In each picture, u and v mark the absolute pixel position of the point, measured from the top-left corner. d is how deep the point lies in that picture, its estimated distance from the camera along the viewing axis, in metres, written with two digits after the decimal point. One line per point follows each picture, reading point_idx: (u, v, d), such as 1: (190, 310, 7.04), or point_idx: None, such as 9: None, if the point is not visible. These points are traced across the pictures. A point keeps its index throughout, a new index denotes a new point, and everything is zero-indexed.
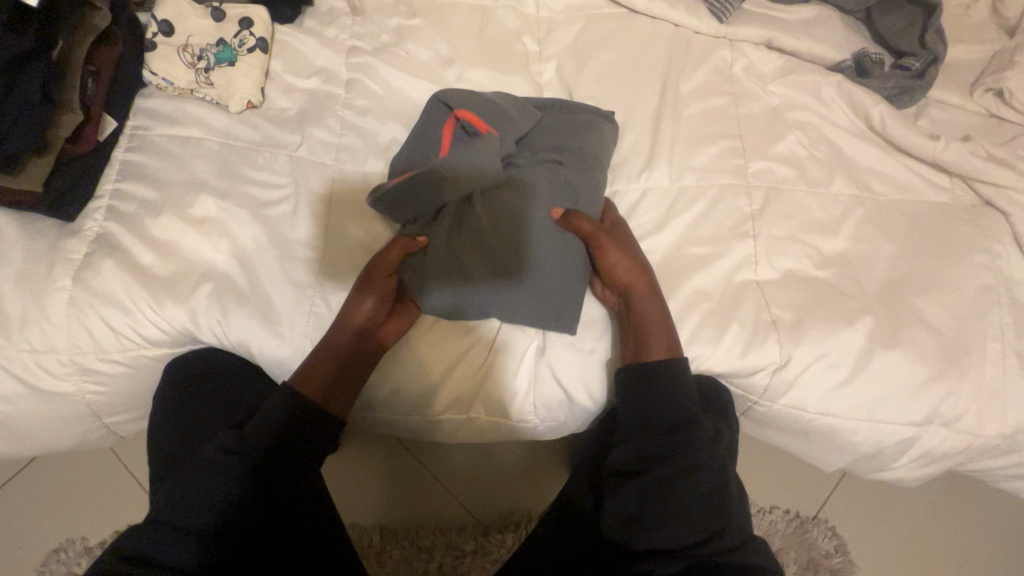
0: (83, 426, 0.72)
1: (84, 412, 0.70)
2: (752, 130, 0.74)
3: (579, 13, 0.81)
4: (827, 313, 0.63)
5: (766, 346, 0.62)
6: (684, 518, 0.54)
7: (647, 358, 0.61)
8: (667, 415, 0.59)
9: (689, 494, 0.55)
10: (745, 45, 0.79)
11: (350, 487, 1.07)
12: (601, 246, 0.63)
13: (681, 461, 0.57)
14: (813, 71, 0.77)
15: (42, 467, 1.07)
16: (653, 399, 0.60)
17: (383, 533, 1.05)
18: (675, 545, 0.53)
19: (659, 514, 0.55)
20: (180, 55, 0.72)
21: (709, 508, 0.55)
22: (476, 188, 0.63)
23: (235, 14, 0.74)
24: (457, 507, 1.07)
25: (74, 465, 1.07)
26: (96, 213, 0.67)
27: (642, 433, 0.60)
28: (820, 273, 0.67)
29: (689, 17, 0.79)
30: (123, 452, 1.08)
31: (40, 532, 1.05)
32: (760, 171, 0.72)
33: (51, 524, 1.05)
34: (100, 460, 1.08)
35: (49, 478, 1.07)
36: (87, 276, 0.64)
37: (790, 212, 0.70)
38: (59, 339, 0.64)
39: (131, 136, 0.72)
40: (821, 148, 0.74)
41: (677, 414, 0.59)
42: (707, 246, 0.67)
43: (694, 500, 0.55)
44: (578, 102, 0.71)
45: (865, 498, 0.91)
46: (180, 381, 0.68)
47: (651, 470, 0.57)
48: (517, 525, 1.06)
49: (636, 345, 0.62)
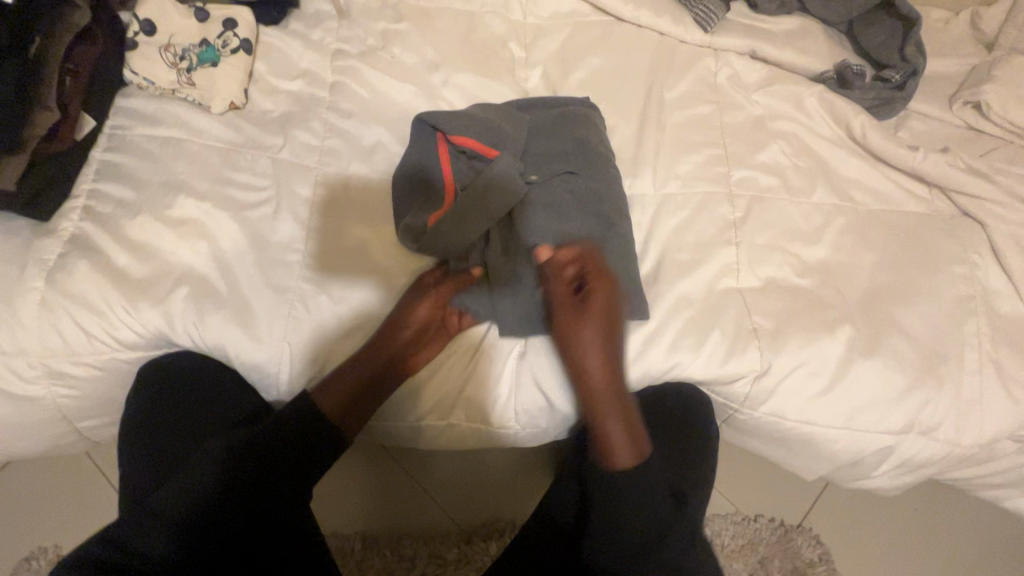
0: (55, 430, 0.71)
1: (56, 416, 0.68)
2: (736, 138, 0.75)
3: (565, 20, 0.82)
4: (808, 322, 0.63)
5: (747, 353, 0.61)
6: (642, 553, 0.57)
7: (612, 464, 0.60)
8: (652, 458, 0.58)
9: (646, 512, 0.58)
10: (730, 55, 0.79)
11: (333, 494, 1.05)
12: (569, 325, 0.59)
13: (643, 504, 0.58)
14: (796, 82, 0.78)
15: (16, 470, 1.05)
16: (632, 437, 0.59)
17: (365, 541, 1.04)
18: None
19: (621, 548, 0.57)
20: (162, 54, 0.71)
21: (661, 523, 0.58)
22: (498, 202, 0.61)
23: (219, 15, 0.73)
24: (442, 514, 1.06)
25: (49, 470, 1.05)
26: (71, 214, 0.66)
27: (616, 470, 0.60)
28: (802, 281, 0.68)
29: (675, 26, 0.80)
30: (98, 457, 1.06)
31: (12, 539, 1.02)
32: (743, 179, 0.73)
33: (23, 531, 1.03)
34: (74, 465, 1.05)
35: (23, 482, 1.04)
36: (60, 277, 0.63)
37: (772, 221, 0.70)
38: (30, 341, 0.62)
39: (110, 135, 0.71)
40: (803, 157, 0.75)
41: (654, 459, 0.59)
42: (690, 253, 0.67)
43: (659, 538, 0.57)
44: (558, 97, 0.71)
45: (849, 507, 0.91)
46: (154, 384, 0.66)
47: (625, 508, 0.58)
48: (502, 533, 1.05)
49: (606, 457, 0.61)
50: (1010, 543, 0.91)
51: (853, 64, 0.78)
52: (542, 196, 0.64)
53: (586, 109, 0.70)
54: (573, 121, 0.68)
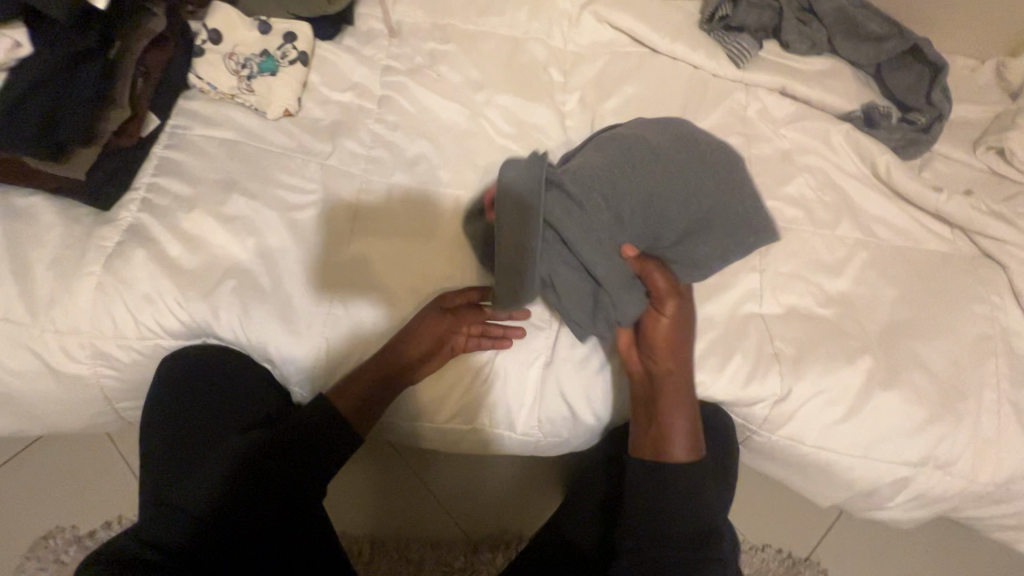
0: (95, 410, 0.74)
1: (98, 396, 0.72)
2: (763, 170, 0.78)
3: (604, 49, 0.86)
4: (829, 350, 0.65)
5: (768, 377, 0.63)
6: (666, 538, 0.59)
7: (671, 457, 0.62)
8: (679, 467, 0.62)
9: (680, 516, 0.60)
10: (761, 90, 0.82)
11: (343, 494, 1.07)
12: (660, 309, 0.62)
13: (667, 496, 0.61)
14: (824, 119, 0.80)
15: (38, 453, 1.07)
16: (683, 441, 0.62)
17: (371, 542, 1.05)
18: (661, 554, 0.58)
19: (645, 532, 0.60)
20: (226, 62, 0.76)
21: (691, 521, 0.60)
22: (531, 216, 0.55)
23: (280, 28, 0.78)
24: (448, 521, 1.07)
25: (71, 453, 1.08)
26: (130, 205, 0.70)
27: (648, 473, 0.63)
28: (823, 311, 0.69)
29: (709, 60, 0.83)
30: (120, 442, 1.09)
31: (31, 518, 1.05)
32: (769, 210, 0.75)
33: (43, 510, 1.05)
34: (97, 447, 1.08)
35: (45, 464, 1.07)
36: (117, 263, 0.67)
37: (796, 251, 0.72)
38: (84, 323, 0.66)
39: (171, 133, 0.75)
40: (829, 192, 0.77)
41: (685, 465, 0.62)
42: (716, 277, 0.69)
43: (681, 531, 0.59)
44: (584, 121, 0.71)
45: (861, 544, 0.91)
46: (210, 364, 0.69)
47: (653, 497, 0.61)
48: (508, 545, 1.06)
49: (661, 453, 0.62)
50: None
51: (880, 105, 0.81)
52: (589, 201, 0.58)
53: (609, 122, 0.70)
54: (599, 130, 0.67)
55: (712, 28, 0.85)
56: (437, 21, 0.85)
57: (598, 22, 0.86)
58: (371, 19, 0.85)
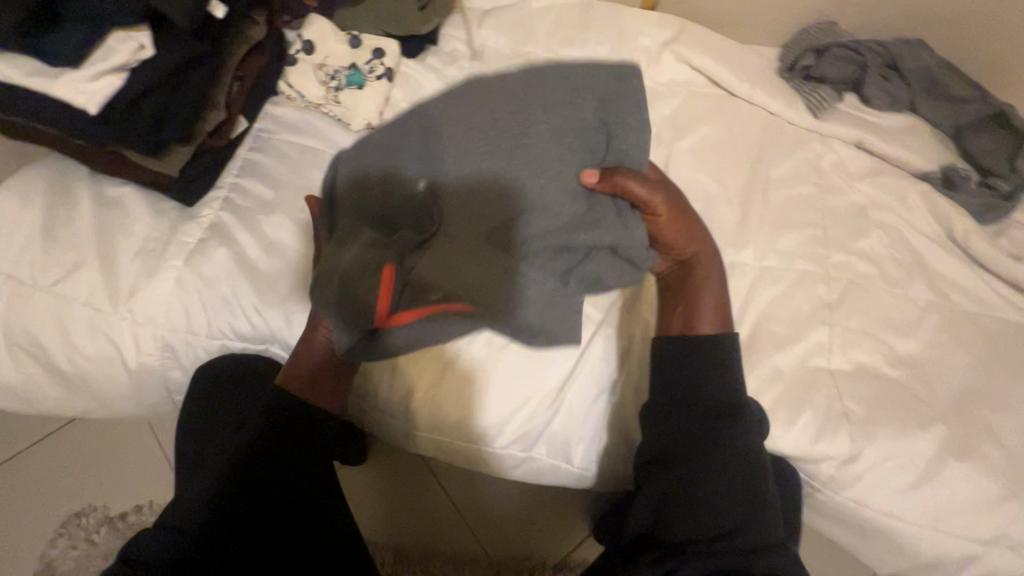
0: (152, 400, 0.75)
1: (161, 388, 0.73)
2: (836, 223, 0.77)
3: (681, 87, 0.86)
4: (900, 414, 0.63)
5: (837, 435, 0.62)
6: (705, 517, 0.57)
7: (695, 329, 0.66)
8: (712, 398, 0.62)
9: (720, 490, 0.58)
10: (836, 142, 0.82)
11: (366, 497, 1.08)
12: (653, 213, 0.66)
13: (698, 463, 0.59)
14: (900, 177, 0.80)
15: (74, 434, 1.09)
16: (699, 381, 0.63)
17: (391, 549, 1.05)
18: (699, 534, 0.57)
19: (692, 512, 0.58)
20: (316, 73, 0.78)
21: (737, 489, 0.58)
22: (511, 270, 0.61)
23: (369, 43, 0.80)
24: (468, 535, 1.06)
25: (107, 435, 1.10)
26: (213, 204, 0.72)
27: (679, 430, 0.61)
28: (893, 372, 0.68)
29: (787, 107, 0.83)
30: (158, 428, 1.10)
31: (65, 494, 1.06)
32: (841, 263, 0.74)
33: (76, 487, 1.06)
34: (132, 431, 1.10)
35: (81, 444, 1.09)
36: (198, 261, 0.68)
37: (867, 308, 0.72)
38: (160, 314, 0.67)
39: (256, 137, 0.77)
40: (902, 250, 0.76)
41: (716, 402, 0.61)
42: (786, 328, 0.69)
43: (724, 495, 0.58)
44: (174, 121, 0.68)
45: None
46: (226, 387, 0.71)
47: (681, 465, 0.59)
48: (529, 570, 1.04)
49: (689, 327, 0.66)
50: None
51: (959, 167, 0.80)
52: (549, 196, 0.64)
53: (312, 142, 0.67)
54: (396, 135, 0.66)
55: (792, 76, 0.85)
56: (519, 47, 0.87)
57: (677, 60, 0.87)
58: (455, 41, 0.87)
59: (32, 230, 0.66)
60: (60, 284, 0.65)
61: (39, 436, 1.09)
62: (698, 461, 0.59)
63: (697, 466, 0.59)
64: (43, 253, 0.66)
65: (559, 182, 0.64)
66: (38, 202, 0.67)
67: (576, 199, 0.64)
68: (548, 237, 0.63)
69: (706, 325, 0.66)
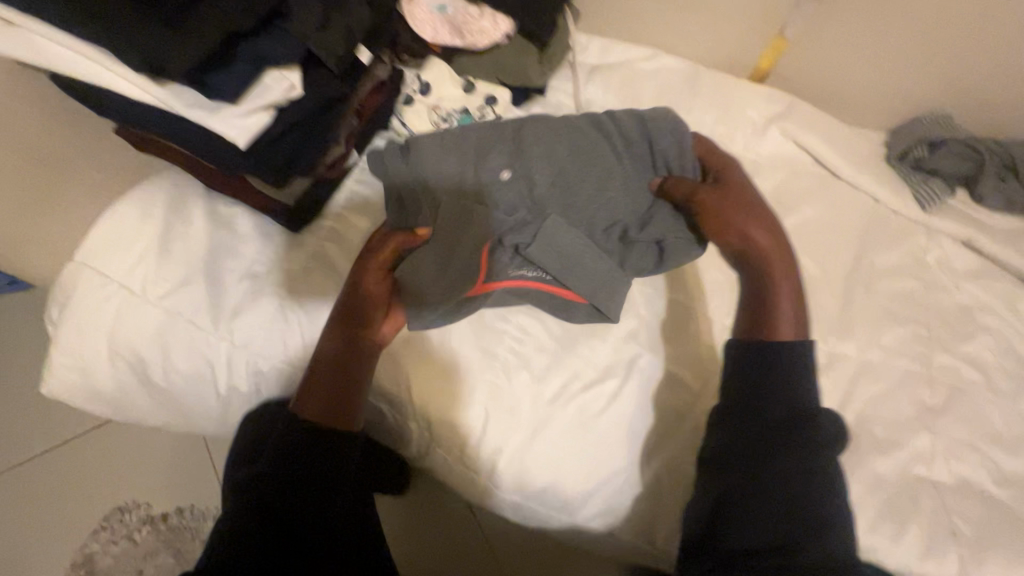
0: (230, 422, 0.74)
1: (241, 412, 0.72)
2: (941, 322, 0.75)
3: (784, 163, 0.85)
4: (1010, 542, 0.60)
5: (943, 556, 0.59)
6: (752, 519, 0.56)
7: (776, 335, 0.64)
8: (775, 406, 0.59)
9: (781, 483, 0.56)
10: (943, 237, 0.80)
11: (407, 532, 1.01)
12: (705, 204, 0.69)
13: (773, 467, 0.57)
14: (1009, 281, 0.78)
15: (122, 433, 1.10)
16: (771, 373, 0.61)
17: None
18: (752, 543, 0.55)
19: (734, 515, 0.56)
20: (429, 113, 0.80)
21: (786, 512, 0.55)
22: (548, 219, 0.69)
23: (483, 90, 0.81)
24: None
25: (154, 438, 1.10)
26: (317, 232, 0.73)
27: (743, 434, 0.59)
28: (999, 492, 0.65)
29: (894, 195, 0.82)
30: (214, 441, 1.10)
31: (112, 488, 1.06)
32: (946, 366, 0.72)
33: (124, 483, 1.07)
34: (179, 437, 1.11)
35: (128, 444, 1.10)
36: (302, 290, 0.69)
37: (974, 419, 0.69)
38: (257, 340, 0.67)
39: (362, 169, 0.79)
40: (1010, 360, 0.73)
41: (786, 411, 0.59)
42: (889, 431, 0.66)
43: (782, 514, 0.55)
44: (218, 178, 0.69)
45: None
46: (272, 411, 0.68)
47: (744, 463, 0.58)
48: None
49: (769, 331, 0.64)
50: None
51: None
52: (569, 169, 0.71)
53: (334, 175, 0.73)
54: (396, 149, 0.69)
55: (899, 164, 0.84)
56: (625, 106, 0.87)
57: (783, 136, 0.86)
58: (561, 94, 0.88)
59: (148, 245, 0.67)
60: (167, 301, 0.66)
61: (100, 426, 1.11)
62: (767, 460, 0.58)
63: (772, 469, 0.57)
64: (156, 267, 0.66)
65: (592, 167, 0.71)
66: (157, 218, 0.68)
67: (615, 179, 0.71)
68: (587, 204, 0.70)
69: (789, 332, 0.64)
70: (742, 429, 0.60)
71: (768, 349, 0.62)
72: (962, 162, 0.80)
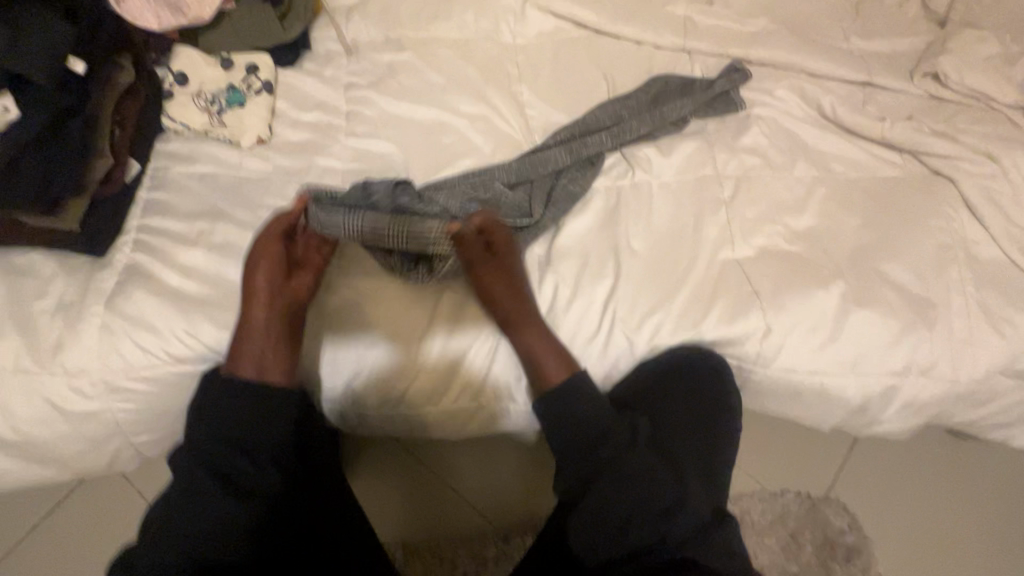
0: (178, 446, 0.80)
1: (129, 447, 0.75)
2: (719, 127, 0.81)
3: (550, 38, 0.90)
4: (803, 281, 0.68)
5: (750, 315, 0.67)
6: (643, 498, 0.59)
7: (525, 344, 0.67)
8: (614, 423, 0.64)
9: (642, 492, 0.60)
10: (702, 56, 0.88)
11: (388, 495, 0.97)
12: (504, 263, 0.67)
13: (672, 485, 0.61)
14: (766, 75, 0.85)
15: (75, 505, 0.84)
16: (584, 399, 0.65)
17: (410, 548, 0.94)
18: (647, 535, 0.58)
19: (641, 489, 0.60)
20: (195, 101, 0.79)
21: (596, 432, 0.64)
22: None
23: (242, 61, 0.81)
24: (460, 507, 0.97)
25: (78, 516, 0.84)
26: (123, 248, 0.72)
27: (588, 446, 0.63)
28: (793, 247, 0.72)
29: (650, 34, 0.88)
30: (140, 483, 0.85)
31: (83, 550, 0.82)
32: (731, 161, 0.78)
33: (79, 550, 0.82)
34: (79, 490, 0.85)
35: (74, 520, 0.84)
36: (118, 301, 0.68)
37: (761, 195, 0.76)
38: (90, 361, 0.66)
39: (152, 176, 0.77)
40: (782, 137, 0.81)
41: (613, 420, 0.64)
42: (683, 223, 0.73)
43: (657, 492, 0.60)
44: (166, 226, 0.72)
45: (775, 445, 1.00)
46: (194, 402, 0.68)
47: (632, 457, 0.62)
48: (520, 529, 0.96)
49: (837, 189, 0.76)
50: (1009, 467, 1.01)
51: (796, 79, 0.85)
52: None
53: None
54: None
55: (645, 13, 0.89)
56: (390, 35, 0.89)
57: (541, 12, 0.90)
58: (326, 41, 0.88)
59: (176, 318, 0.68)
60: (151, 366, 0.68)
61: (39, 516, 0.84)
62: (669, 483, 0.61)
63: (664, 527, 0.58)
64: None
65: None
66: (185, 286, 0.70)
67: None
68: None
69: (558, 373, 0.66)
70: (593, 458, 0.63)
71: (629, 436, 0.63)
72: (637, 101, 0.80)
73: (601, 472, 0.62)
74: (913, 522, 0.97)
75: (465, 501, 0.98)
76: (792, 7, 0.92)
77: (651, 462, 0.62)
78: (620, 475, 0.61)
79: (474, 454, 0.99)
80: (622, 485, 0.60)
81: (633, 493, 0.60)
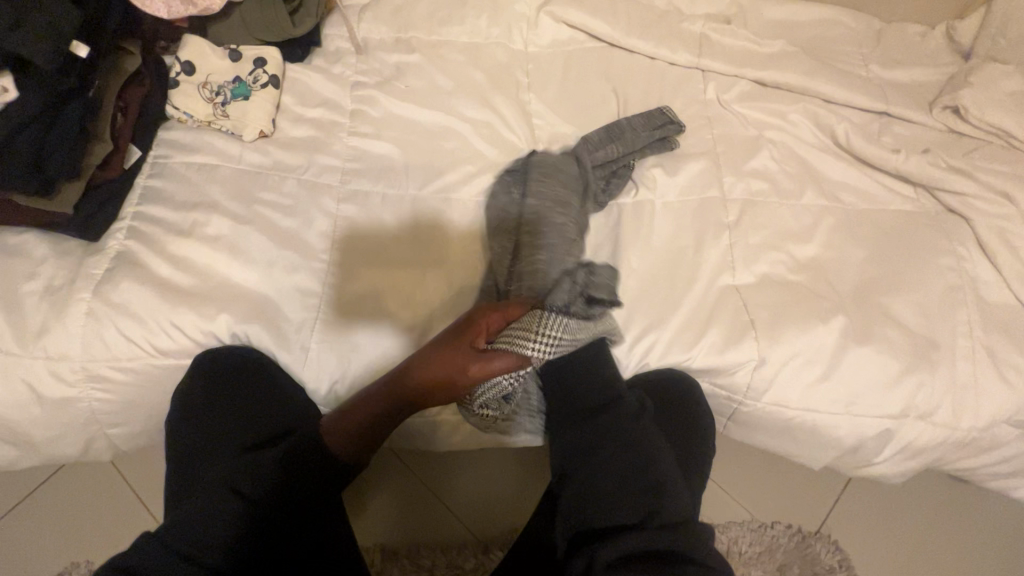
0: (157, 437, 0.80)
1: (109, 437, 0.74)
2: (729, 148, 0.79)
3: (562, 48, 0.89)
4: (802, 312, 0.66)
5: (743, 343, 0.65)
6: (634, 470, 0.59)
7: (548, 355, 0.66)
8: (598, 395, 0.65)
9: (632, 466, 0.59)
10: (717, 75, 0.86)
11: (372, 500, 0.96)
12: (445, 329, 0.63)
13: (657, 457, 0.60)
14: (780, 100, 0.83)
15: (58, 487, 0.84)
16: (582, 378, 0.66)
17: (388, 554, 0.93)
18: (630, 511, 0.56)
19: (632, 461, 0.59)
20: (200, 91, 0.78)
21: (597, 398, 0.65)
22: None
23: (250, 55, 0.81)
24: (446, 514, 0.96)
25: (54, 501, 0.83)
26: (117, 234, 0.71)
27: (581, 423, 0.64)
28: (795, 277, 0.70)
29: (663, 50, 0.86)
30: (125, 469, 0.85)
31: (61, 533, 0.82)
32: (738, 185, 0.76)
33: (58, 532, 0.82)
34: (56, 474, 0.85)
35: (55, 501, 0.83)
36: (106, 288, 0.67)
37: (767, 222, 0.74)
38: (73, 347, 0.66)
39: (153, 164, 0.77)
40: (793, 163, 0.79)
41: (602, 395, 0.65)
42: (683, 245, 0.72)
43: (642, 466, 0.59)
44: (165, 215, 0.73)
45: (771, 478, 0.97)
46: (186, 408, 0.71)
47: (629, 425, 0.62)
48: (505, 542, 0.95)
49: (845, 219, 0.74)
50: (1009, 518, 0.97)
51: (810, 104, 0.83)
52: None
53: None
54: None
55: (661, 30, 0.88)
56: (400, 35, 0.88)
57: (555, 21, 0.88)
58: (336, 38, 0.88)
59: (160, 308, 0.67)
60: (137, 355, 0.67)
61: (22, 494, 0.83)
62: (655, 458, 0.60)
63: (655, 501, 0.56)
64: (274, 355, 0.70)
65: None
66: (173, 278, 0.69)
67: None
68: None
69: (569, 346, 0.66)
70: (580, 432, 0.63)
71: (631, 423, 0.63)
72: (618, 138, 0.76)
73: (598, 443, 0.61)
74: (904, 567, 0.94)
75: (450, 509, 0.96)
76: (811, 31, 0.90)
77: (640, 439, 0.61)
78: (611, 442, 0.61)
79: (462, 464, 0.98)
80: (613, 457, 0.60)
81: (623, 464, 0.59)
